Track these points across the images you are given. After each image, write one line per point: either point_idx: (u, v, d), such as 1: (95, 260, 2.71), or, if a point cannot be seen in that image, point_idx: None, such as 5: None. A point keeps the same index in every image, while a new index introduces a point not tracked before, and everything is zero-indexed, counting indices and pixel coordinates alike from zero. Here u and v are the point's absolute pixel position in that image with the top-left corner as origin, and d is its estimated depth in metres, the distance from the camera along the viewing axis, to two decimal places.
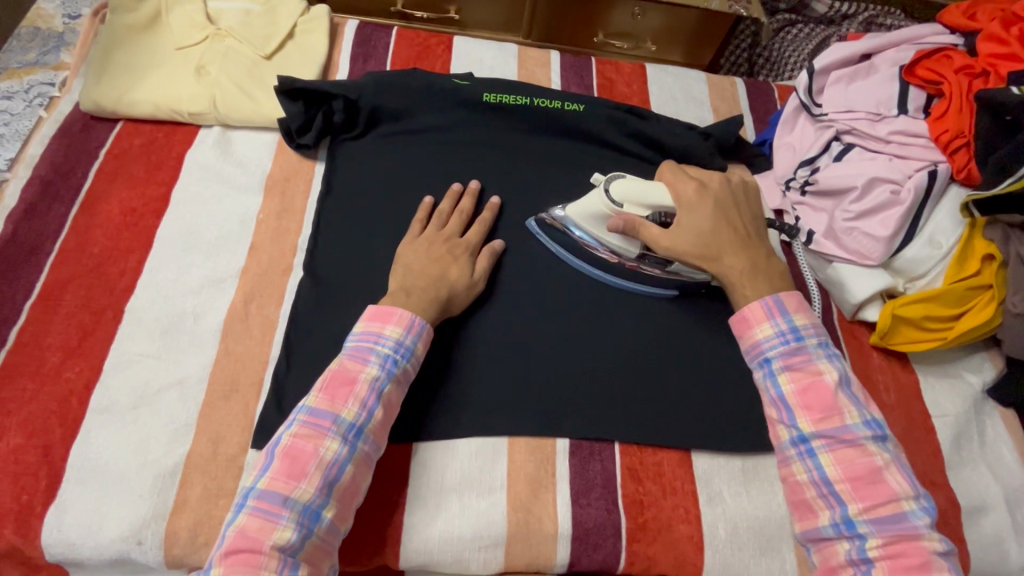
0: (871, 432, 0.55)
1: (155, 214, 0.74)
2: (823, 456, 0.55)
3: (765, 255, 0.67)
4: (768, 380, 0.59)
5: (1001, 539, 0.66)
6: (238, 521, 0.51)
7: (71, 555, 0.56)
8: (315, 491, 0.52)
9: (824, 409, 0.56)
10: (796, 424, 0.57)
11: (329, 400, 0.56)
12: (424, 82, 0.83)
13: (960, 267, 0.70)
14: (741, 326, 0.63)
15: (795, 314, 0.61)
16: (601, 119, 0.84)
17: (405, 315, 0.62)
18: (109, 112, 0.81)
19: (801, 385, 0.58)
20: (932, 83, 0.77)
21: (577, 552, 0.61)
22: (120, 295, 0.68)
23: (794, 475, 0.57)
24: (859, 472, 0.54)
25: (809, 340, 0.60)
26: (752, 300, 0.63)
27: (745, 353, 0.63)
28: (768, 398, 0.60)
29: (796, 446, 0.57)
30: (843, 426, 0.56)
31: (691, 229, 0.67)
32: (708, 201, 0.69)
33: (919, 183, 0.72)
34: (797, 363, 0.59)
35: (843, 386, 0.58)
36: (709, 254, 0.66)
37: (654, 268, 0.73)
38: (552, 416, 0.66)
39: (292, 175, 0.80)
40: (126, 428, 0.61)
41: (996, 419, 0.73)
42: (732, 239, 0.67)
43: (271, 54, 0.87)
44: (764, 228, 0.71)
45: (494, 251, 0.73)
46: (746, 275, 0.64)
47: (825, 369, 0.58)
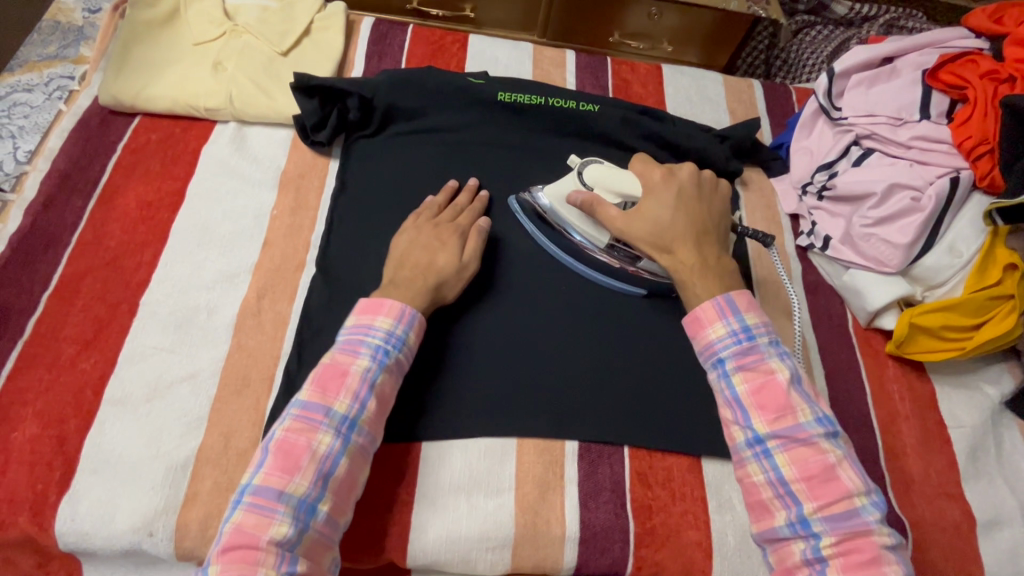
0: (823, 429, 0.55)
1: (170, 209, 0.75)
2: (778, 455, 0.54)
3: (718, 255, 0.65)
4: (721, 382, 0.58)
5: (1018, 554, 0.64)
6: (233, 518, 0.51)
7: (84, 545, 0.57)
8: (310, 484, 0.52)
9: (777, 409, 0.55)
10: (751, 426, 0.56)
11: (320, 393, 0.57)
12: (439, 81, 0.82)
13: (982, 275, 0.69)
14: (693, 326, 0.62)
15: (746, 313, 0.60)
16: (615, 119, 0.83)
17: (395, 305, 0.62)
18: (127, 106, 0.81)
19: (754, 385, 0.57)
20: (956, 88, 0.76)
21: (584, 555, 0.61)
22: (135, 289, 0.69)
23: (750, 477, 0.55)
24: (813, 470, 0.53)
25: (760, 338, 0.59)
26: (703, 300, 0.62)
27: (699, 354, 0.62)
28: (722, 399, 0.59)
29: (751, 447, 0.56)
30: (796, 425, 0.55)
31: (650, 217, 0.67)
32: (672, 188, 0.69)
33: (941, 190, 0.70)
34: (749, 363, 0.58)
35: (795, 384, 0.57)
36: (662, 244, 0.66)
37: (623, 260, 0.73)
38: (561, 417, 0.66)
39: (307, 172, 0.80)
40: (139, 420, 0.62)
41: (1014, 431, 0.72)
42: (687, 231, 0.66)
43: (287, 50, 0.87)
44: (724, 225, 0.70)
45: (482, 229, 0.72)
46: (694, 272, 0.64)
47: (777, 368, 0.57)
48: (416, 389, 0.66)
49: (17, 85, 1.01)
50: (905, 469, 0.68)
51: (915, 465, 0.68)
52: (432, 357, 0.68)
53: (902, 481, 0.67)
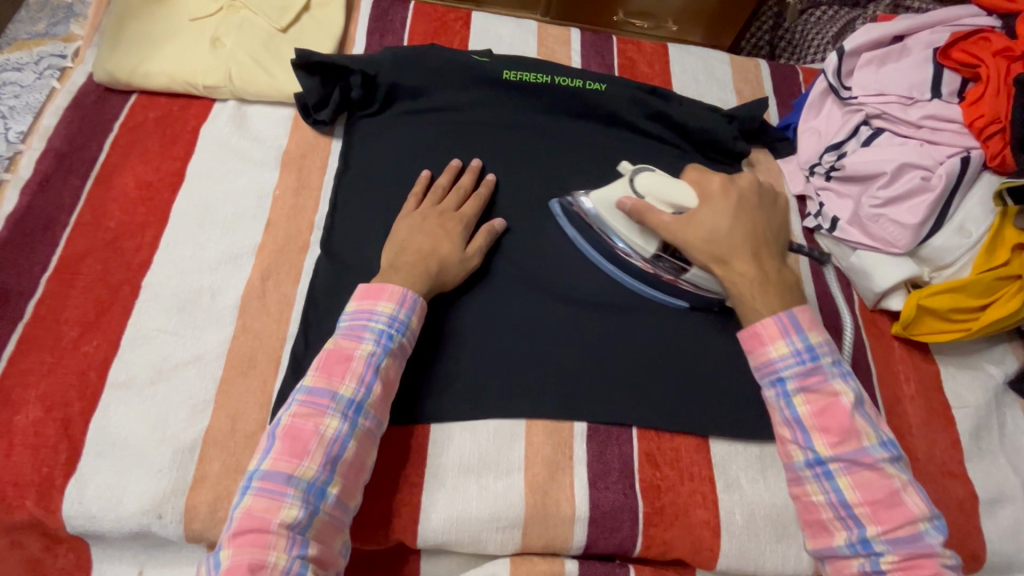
0: (887, 453, 0.55)
1: (170, 189, 0.73)
2: (840, 478, 0.55)
3: (777, 268, 0.64)
4: (782, 401, 0.58)
5: (1018, 531, 0.66)
6: (243, 503, 0.51)
7: (92, 528, 0.57)
8: (319, 467, 0.52)
9: (841, 432, 0.55)
10: (813, 447, 0.56)
11: (326, 377, 0.56)
12: (443, 58, 0.81)
13: (990, 256, 0.69)
14: (751, 341, 0.60)
15: (808, 332, 0.59)
16: (623, 98, 0.82)
17: (396, 290, 0.61)
18: (123, 84, 0.79)
19: (816, 407, 0.57)
20: (969, 67, 0.75)
21: (594, 535, 0.61)
22: (137, 270, 0.68)
23: (810, 496, 0.56)
24: (879, 495, 0.54)
25: (823, 357, 0.58)
26: (764, 316, 0.60)
27: (754, 368, 0.61)
28: (780, 418, 0.58)
29: (811, 468, 0.56)
30: (861, 449, 0.55)
31: (705, 225, 0.65)
32: (732, 198, 0.66)
33: (951, 169, 0.70)
34: (813, 384, 0.57)
35: (858, 407, 0.57)
36: (718, 256, 0.64)
37: (668, 273, 0.70)
38: (571, 398, 0.66)
39: (309, 152, 0.78)
40: (145, 402, 0.61)
41: (1016, 411, 0.72)
42: (747, 242, 0.64)
43: (286, 26, 0.84)
44: (783, 236, 0.68)
45: (493, 229, 0.72)
46: (751, 287, 0.62)
47: (841, 391, 0.57)
48: (423, 370, 0.66)
49: (6, 64, 0.98)
50: (910, 448, 0.69)
51: (920, 446, 0.69)
52: (440, 339, 0.68)
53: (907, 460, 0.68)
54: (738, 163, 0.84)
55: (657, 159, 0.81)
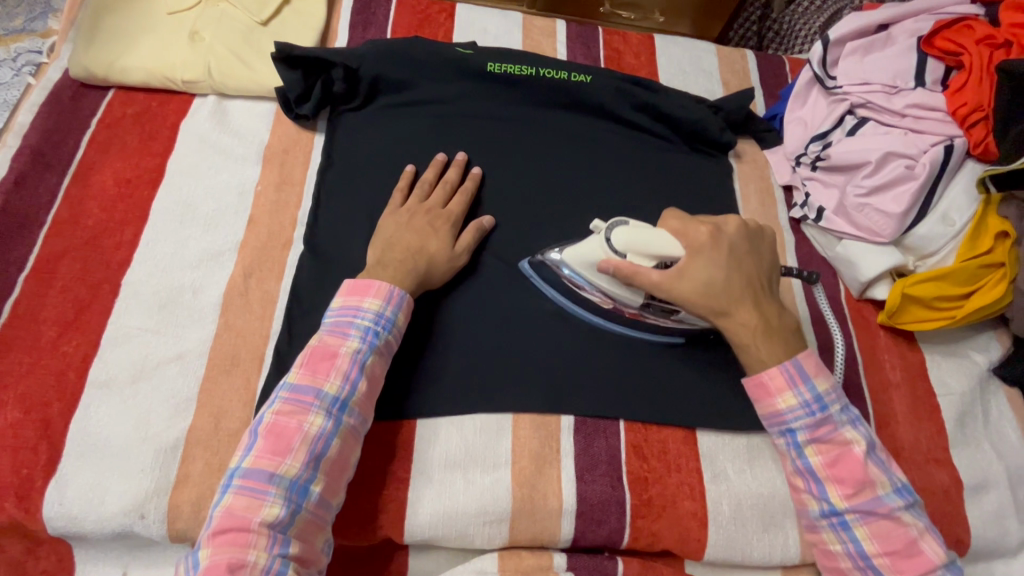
0: (902, 501, 0.56)
1: (149, 186, 0.72)
2: (857, 529, 0.56)
3: (777, 311, 0.62)
4: (793, 452, 0.59)
5: (1000, 516, 0.67)
6: (224, 501, 0.50)
7: (74, 529, 0.56)
8: (302, 465, 0.52)
9: (855, 483, 0.56)
10: (827, 498, 0.57)
11: (310, 375, 0.56)
12: (426, 51, 0.80)
13: (973, 244, 0.69)
14: (759, 393, 0.60)
15: (817, 381, 0.59)
16: (608, 89, 0.81)
17: (383, 287, 0.61)
18: (100, 79, 0.78)
19: (829, 458, 0.57)
20: (952, 55, 0.75)
21: (581, 527, 0.61)
22: (117, 268, 0.67)
23: (828, 545, 0.58)
24: (896, 544, 0.55)
25: (833, 407, 0.58)
26: (770, 365, 0.60)
27: (764, 419, 0.61)
28: (792, 468, 0.60)
29: (827, 518, 0.57)
30: (876, 498, 0.56)
31: (699, 278, 0.61)
32: (722, 248, 0.62)
33: (935, 158, 0.70)
34: (823, 435, 0.58)
35: (870, 454, 0.57)
36: (719, 308, 0.61)
37: (659, 317, 0.67)
38: (557, 393, 0.66)
39: (292, 147, 0.78)
40: (126, 402, 0.60)
41: (1000, 398, 0.73)
42: (745, 291, 0.62)
43: (267, 19, 0.83)
44: (775, 276, 0.65)
45: (482, 227, 0.71)
46: (758, 335, 0.61)
47: (852, 440, 0.57)
48: (408, 365, 0.66)
49: None
50: (896, 437, 0.69)
51: (906, 434, 0.69)
52: (426, 334, 0.67)
53: (892, 448, 0.68)
54: (724, 154, 0.84)
55: (642, 150, 0.81)
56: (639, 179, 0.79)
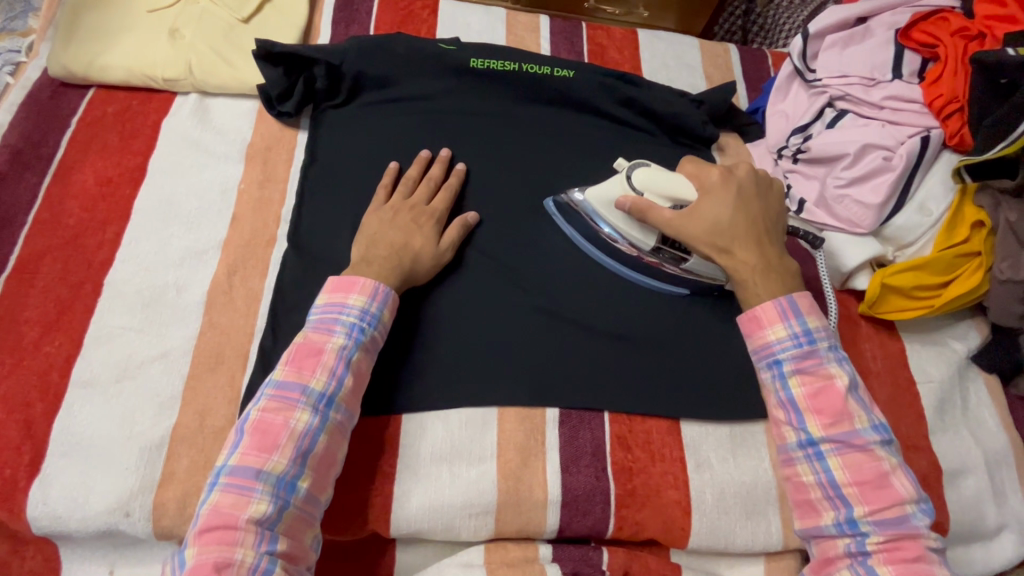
0: (879, 437, 0.56)
1: (131, 185, 0.72)
2: (830, 459, 0.56)
3: (779, 255, 0.64)
4: (777, 383, 0.59)
5: (977, 499, 0.68)
6: (210, 499, 0.50)
7: (58, 528, 0.56)
8: (289, 462, 0.52)
9: (834, 414, 0.56)
10: (805, 428, 0.57)
11: (296, 371, 0.56)
12: (408, 48, 0.80)
13: (950, 234, 0.71)
14: (751, 324, 0.61)
15: (808, 316, 0.59)
16: (591, 84, 0.82)
17: (368, 283, 0.61)
18: (80, 78, 0.77)
19: (811, 390, 0.57)
20: (928, 47, 0.76)
21: (566, 518, 0.62)
22: (99, 268, 0.67)
23: (800, 476, 0.57)
24: (867, 476, 0.54)
25: (820, 342, 0.58)
26: (765, 300, 0.61)
27: (752, 351, 0.61)
28: (775, 399, 0.59)
29: (802, 448, 0.57)
30: (852, 430, 0.56)
31: (707, 216, 0.64)
32: (731, 188, 0.65)
33: (912, 149, 0.71)
34: (809, 366, 0.58)
35: (852, 391, 0.57)
36: (722, 246, 0.63)
37: (667, 264, 0.70)
38: (542, 386, 0.66)
39: (274, 145, 0.77)
40: (109, 401, 0.60)
41: (979, 384, 0.74)
42: (749, 233, 0.63)
43: (248, 17, 0.83)
44: (784, 226, 0.67)
45: (466, 223, 0.71)
46: (756, 274, 0.62)
47: (836, 374, 0.57)
48: (394, 360, 0.66)
49: None
50: None
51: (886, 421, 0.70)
52: (411, 330, 0.67)
53: None
54: (707, 147, 0.84)
55: (625, 145, 0.81)
56: None
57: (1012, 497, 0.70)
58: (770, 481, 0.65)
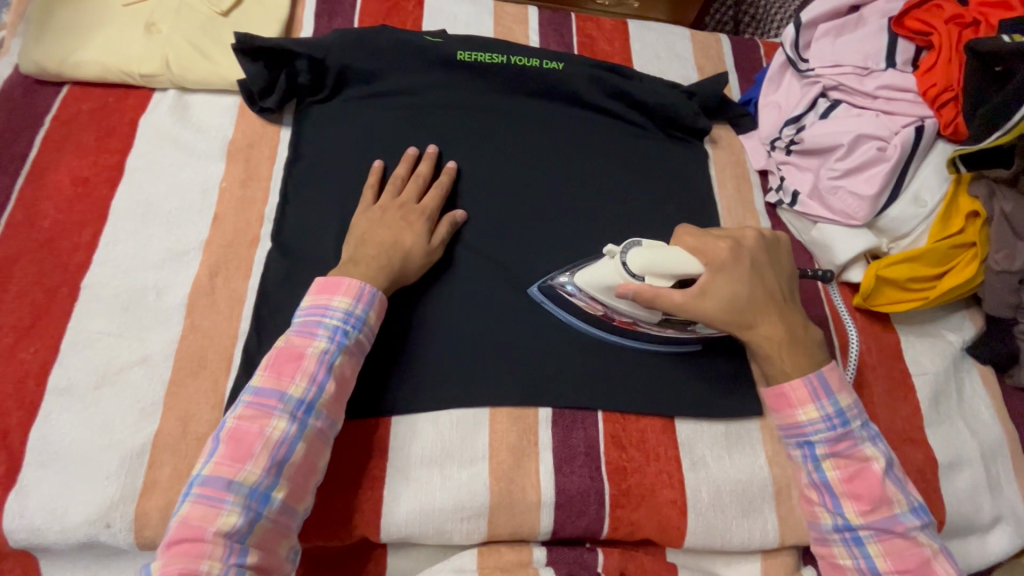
0: (918, 520, 0.56)
1: (108, 185, 0.70)
2: (870, 545, 0.56)
3: (800, 321, 0.62)
4: (811, 466, 0.58)
5: (973, 492, 0.68)
6: (182, 510, 0.49)
7: (37, 540, 0.54)
8: (262, 471, 0.51)
9: (872, 500, 0.56)
10: (843, 513, 0.57)
11: (275, 377, 0.54)
12: (394, 40, 0.78)
13: (945, 224, 0.70)
14: (779, 403, 0.60)
15: (839, 395, 0.59)
16: (581, 76, 0.80)
17: (353, 285, 0.59)
18: (53, 75, 0.75)
19: (847, 474, 0.57)
20: (922, 35, 0.75)
21: (560, 519, 0.61)
22: (75, 271, 0.65)
23: (837, 558, 0.58)
24: (909, 563, 0.55)
25: (854, 423, 0.58)
26: (793, 375, 0.59)
27: (782, 430, 0.61)
28: (808, 480, 0.59)
29: (839, 532, 0.57)
30: (892, 516, 0.56)
31: (723, 296, 0.60)
32: (743, 261, 0.61)
33: (906, 139, 0.70)
34: (843, 451, 0.58)
35: (888, 471, 0.57)
36: (745, 323, 0.60)
37: (674, 329, 0.66)
38: (535, 385, 0.65)
39: (257, 141, 0.75)
40: (88, 408, 0.59)
41: (974, 376, 0.74)
42: (768, 305, 0.61)
43: (227, 9, 0.80)
44: (795, 285, 0.65)
45: (454, 220, 0.70)
46: (784, 347, 0.60)
47: (872, 456, 0.57)
48: (382, 362, 0.64)
49: None
50: (872, 418, 0.69)
51: (883, 416, 0.69)
52: (400, 330, 0.66)
53: None
54: (700, 141, 0.83)
55: (617, 138, 0.80)
56: (615, 166, 0.78)
57: (1007, 490, 0.69)
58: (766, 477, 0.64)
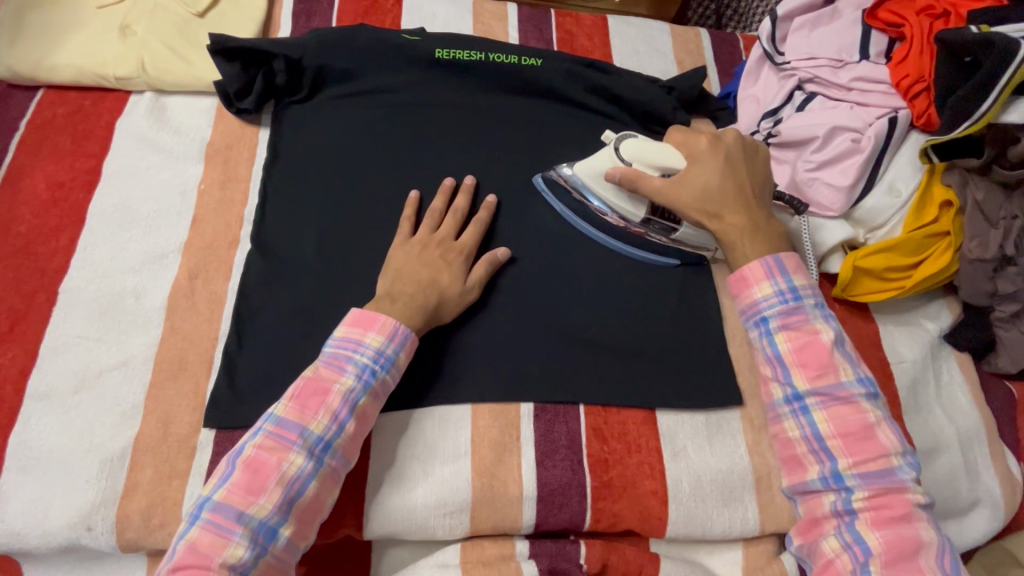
0: (864, 389, 0.56)
1: (86, 188, 0.70)
2: (815, 412, 0.56)
3: (766, 218, 0.64)
4: (764, 339, 0.59)
5: (951, 476, 0.69)
6: (189, 534, 0.49)
7: (17, 545, 0.54)
8: (273, 508, 0.50)
9: (819, 367, 0.56)
10: (791, 382, 0.57)
11: (299, 410, 0.54)
12: (372, 39, 0.78)
13: (919, 215, 0.71)
14: (738, 284, 0.62)
15: (794, 274, 0.60)
16: (560, 73, 0.81)
17: (388, 323, 0.58)
18: (28, 79, 0.75)
19: (797, 344, 0.58)
20: (894, 26, 0.75)
21: (543, 513, 0.61)
22: (53, 276, 0.65)
23: (786, 432, 0.57)
24: (851, 428, 0.55)
25: (806, 299, 0.59)
26: (751, 260, 0.62)
27: (741, 311, 0.62)
28: (763, 356, 0.60)
29: (788, 403, 0.57)
30: (838, 383, 0.56)
31: (696, 184, 0.65)
32: (720, 155, 0.66)
33: (880, 130, 0.71)
34: (794, 322, 0.58)
35: (838, 345, 0.57)
36: (711, 211, 0.64)
37: (659, 234, 0.73)
38: (516, 381, 0.66)
39: (235, 143, 0.75)
40: (67, 412, 0.59)
41: (952, 362, 0.75)
42: (737, 198, 0.64)
43: (203, 11, 0.80)
44: (771, 191, 0.68)
45: (496, 259, 0.68)
46: (744, 235, 0.63)
47: (821, 329, 0.58)
48: None
49: None
50: None
51: None
52: None
53: None
54: None
55: (596, 134, 0.80)
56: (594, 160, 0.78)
57: (985, 474, 0.70)
58: (746, 466, 0.65)
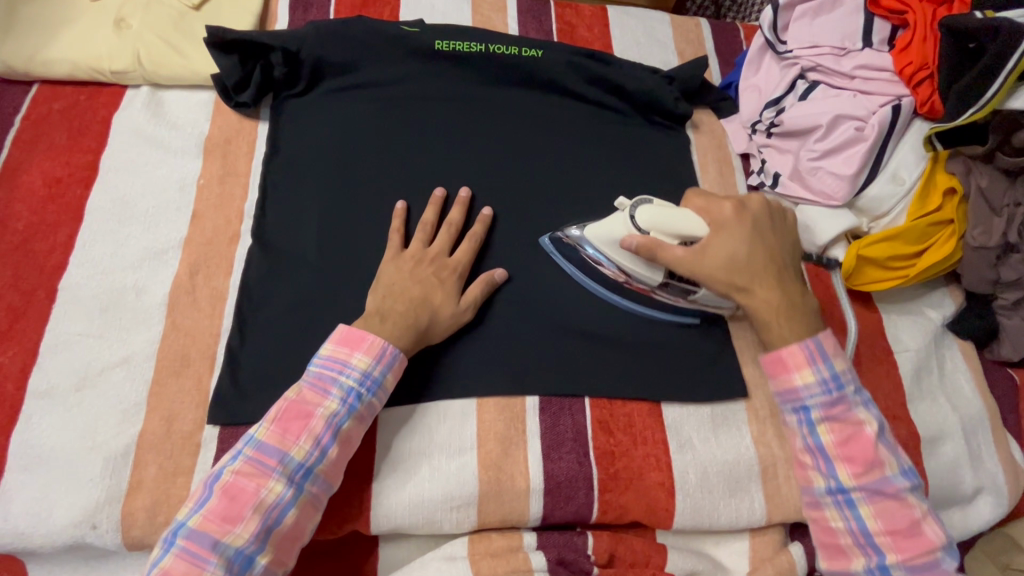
0: (908, 482, 0.56)
1: (83, 184, 0.69)
2: (861, 507, 0.56)
3: (798, 291, 0.62)
4: (805, 429, 0.58)
5: (955, 464, 0.69)
6: (163, 561, 0.48)
7: (21, 544, 0.54)
8: (251, 536, 0.50)
9: (865, 462, 0.56)
10: (835, 475, 0.57)
11: (280, 435, 0.53)
12: (370, 30, 0.77)
13: (923, 202, 0.70)
14: (777, 366, 0.60)
15: (836, 360, 0.59)
16: (561, 64, 0.80)
17: (375, 343, 0.58)
18: (22, 73, 0.74)
19: (841, 437, 0.57)
20: (896, 13, 0.75)
21: (549, 505, 0.61)
22: (51, 273, 0.64)
23: (829, 520, 0.57)
24: (899, 524, 0.54)
25: (849, 387, 0.58)
26: (791, 342, 0.60)
27: (777, 394, 0.60)
28: (802, 444, 0.59)
29: (832, 495, 0.57)
30: (883, 478, 0.56)
31: (724, 253, 0.62)
32: (746, 222, 0.63)
33: (883, 118, 0.70)
34: (838, 414, 0.57)
35: (881, 436, 0.57)
36: (742, 286, 0.62)
37: (675, 297, 0.68)
38: (521, 375, 0.65)
39: (234, 137, 0.74)
40: (69, 410, 0.58)
41: (955, 351, 0.75)
42: (767, 270, 0.62)
43: (198, 3, 0.79)
44: (797, 260, 0.66)
45: (492, 281, 0.66)
46: (779, 314, 0.61)
47: (865, 420, 0.57)
48: None
49: None
50: None
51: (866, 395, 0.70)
52: None
53: None
54: (682, 126, 0.83)
55: (598, 125, 0.80)
56: (596, 152, 0.78)
57: (989, 462, 0.70)
58: (751, 457, 0.65)
